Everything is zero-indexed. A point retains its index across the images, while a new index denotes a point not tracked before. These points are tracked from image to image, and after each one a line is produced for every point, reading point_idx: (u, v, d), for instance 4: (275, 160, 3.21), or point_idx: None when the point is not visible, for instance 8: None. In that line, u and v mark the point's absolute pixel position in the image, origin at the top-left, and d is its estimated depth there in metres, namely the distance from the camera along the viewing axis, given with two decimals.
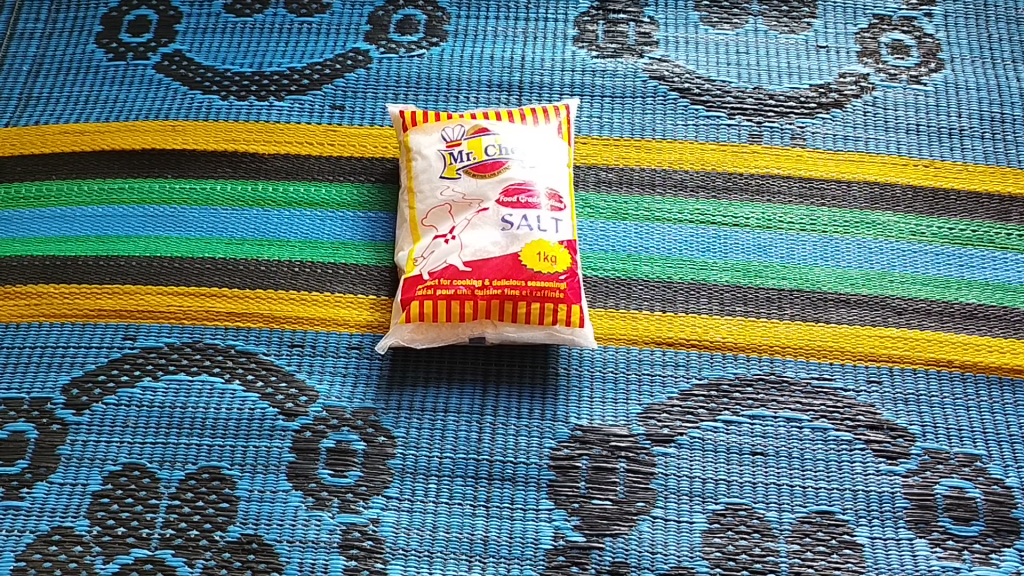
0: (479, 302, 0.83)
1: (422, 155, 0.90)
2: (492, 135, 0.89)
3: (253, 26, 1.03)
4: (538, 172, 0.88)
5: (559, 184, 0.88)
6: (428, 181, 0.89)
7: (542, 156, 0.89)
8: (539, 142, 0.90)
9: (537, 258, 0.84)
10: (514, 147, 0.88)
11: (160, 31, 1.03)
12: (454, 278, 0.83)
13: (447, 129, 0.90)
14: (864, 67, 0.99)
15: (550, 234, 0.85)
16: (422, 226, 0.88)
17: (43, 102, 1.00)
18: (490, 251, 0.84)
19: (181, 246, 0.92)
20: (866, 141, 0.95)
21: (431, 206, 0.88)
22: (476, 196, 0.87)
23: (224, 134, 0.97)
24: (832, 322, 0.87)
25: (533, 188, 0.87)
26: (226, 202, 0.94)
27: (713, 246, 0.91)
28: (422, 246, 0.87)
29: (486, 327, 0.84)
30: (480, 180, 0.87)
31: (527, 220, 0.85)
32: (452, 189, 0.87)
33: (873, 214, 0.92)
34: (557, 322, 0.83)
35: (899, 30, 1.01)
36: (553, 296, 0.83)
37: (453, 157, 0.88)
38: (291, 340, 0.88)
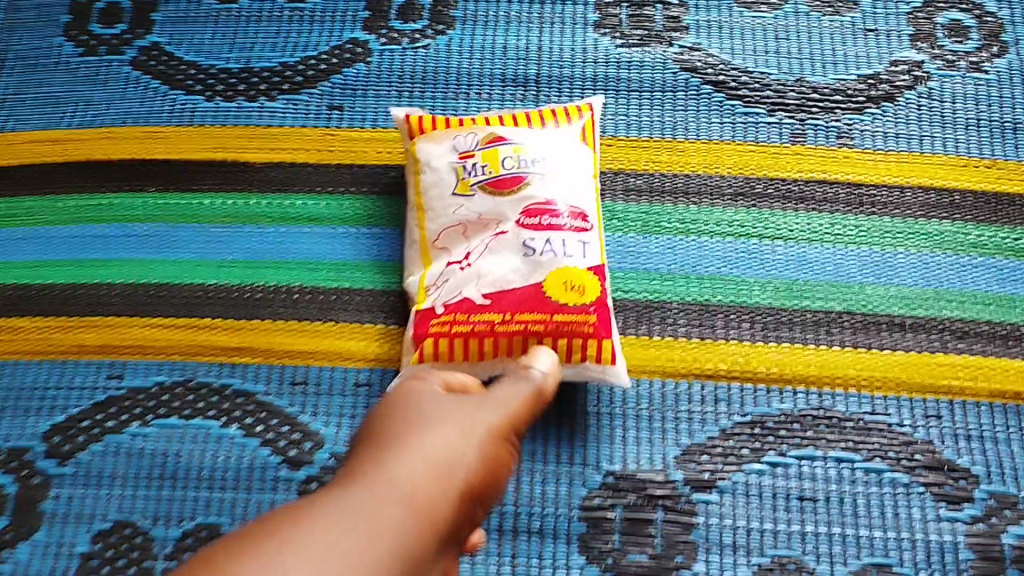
0: (500, 339, 0.75)
1: (432, 168, 0.81)
2: (510, 143, 0.79)
3: (239, 15, 0.93)
4: (563, 187, 0.78)
5: (586, 198, 0.79)
6: (439, 198, 0.80)
7: (565, 167, 0.79)
8: (562, 150, 0.80)
9: (563, 288, 0.75)
10: (535, 158, 0.79)
11: (135, 21, 0.93)
12: (472, 313, 0.75)
13: (459, 136, 0.81)
14: (917, 53, 0.89)
15: (577, 259, 0.76)
16: (434, 249, 0.79)
17: (8, 106, 0.90)
18: (512, 281, 0.76)
19: (167, 271, 0.84)
20: (921, 140, 0.85)
21: (444, 227, 0.79)
22: (493, 215, 0.78)
23: (210, 141, 0.87)
24: (885, 349, 0.79)
25: (558, 206, 0.77)
26: (214, 218, 0.85)
27: (754, 262, 0.83)
28: (434, 274, 0.78)
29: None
30: (497, 196, 0.78)
31: (552, 244, 0.76)
32: (467, 208, 0.78)
33: (927, 224, 0.83)
34: (587, 359, 0.75)
35: (957, 9, 0.90)
36: (582, 331, 0.75)
37: (466, 171, 0.79)
38: (293, 377, 0.80)
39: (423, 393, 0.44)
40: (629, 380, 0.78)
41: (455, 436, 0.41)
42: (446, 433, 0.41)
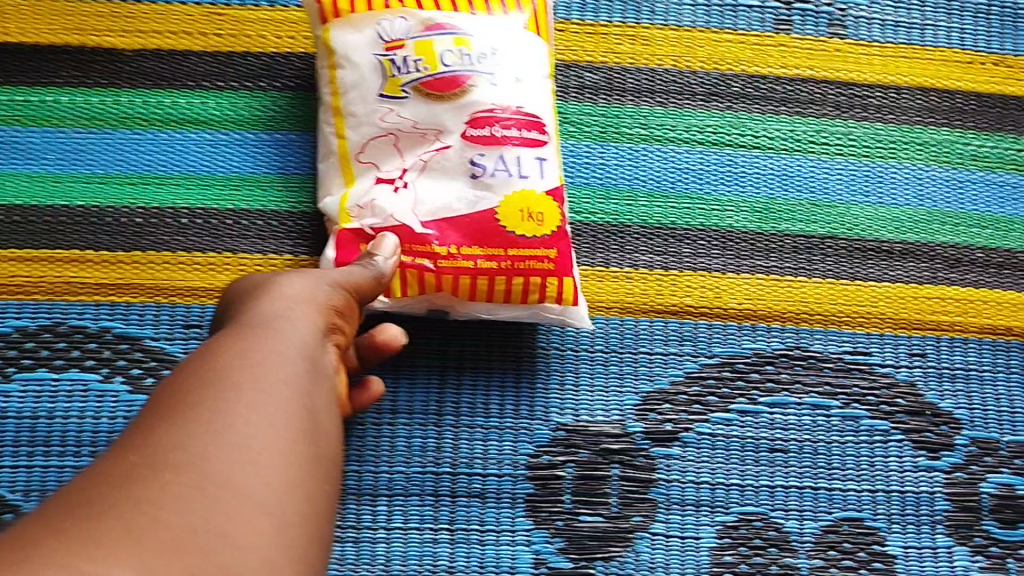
0: (444, 276, 0.63)
1: (352, 64, 0.65)
2: (452, 33, 0.63)
3: None
4: (517, 89, 0.64)
5: (543, 102, 0.66)
6: (363, 100, 0.65)
7: (519, 62, 0.65)
8: (515, 39, 0.65)
9: (521, 217, 0.63)
10: (481, 54, 0.64)
11: None
12: (410, 244, 0.63)
13: (386, 21, 0.64)
14: None
15: (536, 182, 0.64)
16: (359, 163, 0.65)
17: None
18: (458, 207, 0.64)
19: (20, 189, 0.68)
20: (923, 29, 0.74)
21: (370, 137, 0.65)
22: (433, 125, 0.64)
23: (60, 20, 0.70)
24: (871, 280, 0.70)
25: (512, 115, 0.64)
26: (74, 121, 0.69)
27: (728, 176, 0.71)
28: (359, 195, 0.64)
29: (456, 305, 0.65)
30: (436, 103, 0.64)
31: (505, 164, 0.63)
32: (399, 115, 0.64)
33: (923, 132, 0.72)
34: (547, 299, 0.65)
35: None
36: (540, 268, 0.64)
37: (396, 68, 0.64)
38: (186, 319, 0.67)
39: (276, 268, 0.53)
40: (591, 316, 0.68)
41: (271, 282, 0.50)
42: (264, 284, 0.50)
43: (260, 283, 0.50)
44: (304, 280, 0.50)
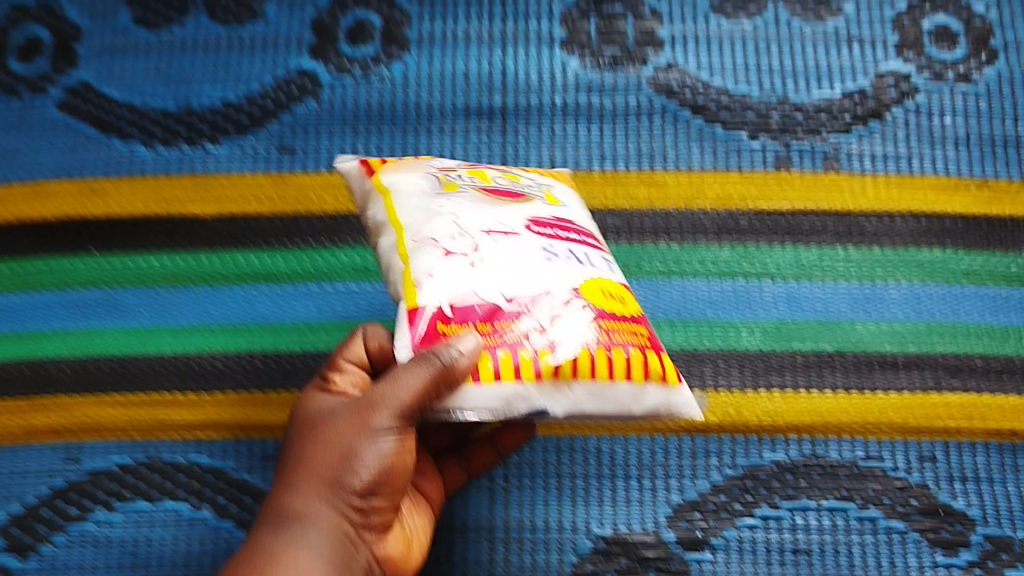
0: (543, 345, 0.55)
1: (405, 180, 0.62)
2: (493, 168, 0.66)
3: (174, 44, 0.86)
4: (564, 207, 0.64)
5: (588, 223, 0.65)
6: (413, 191, 0.61)
7: (558, 190, 0.66)
8: (550, 181, 0.68)
9: (612, 295, 0.60)
10: (525, 180, 0.66)
11: (58, 55, 0.85)
12: (496, 322, 0.56)
13: (430, 160, 0.67)
14: (903, 63, 0.85)
15: (606, 276, 0.61)
16: (419, 252, 0.58)
17: None
18: (546, 279, 0.57)
19: (119, 341, 0.78)
20: (910, 160, 0.82)
21: (432, 219, 0.59)
22: (493, 213, 0.60)
23: (153, 194, 0.81)
24: (879, 390, 0.77)
25: (568, 221, 0.63)
26: (164, 280, 0.80)
27: (740, 303, 0.79)
28: (425, 271, 0.57)
29: (565, 387, 0.55)
30: (496, 200, 0.62)
31: (576, 250, 0.60)
32: (455, 198, 0.61)
33: (918, 253, 0.80)
34: (651, 377, 0.58)
35: (943, 13, 0.86)
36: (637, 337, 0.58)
37: (450, 177, 0.63)
38: (263, 451, 0.76)
39: (307, 412, 0.61)
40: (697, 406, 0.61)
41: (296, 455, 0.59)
42: (293, 455, 0.60)
43: (296, 444, 0.60)
44: (319, 446, 0.58)
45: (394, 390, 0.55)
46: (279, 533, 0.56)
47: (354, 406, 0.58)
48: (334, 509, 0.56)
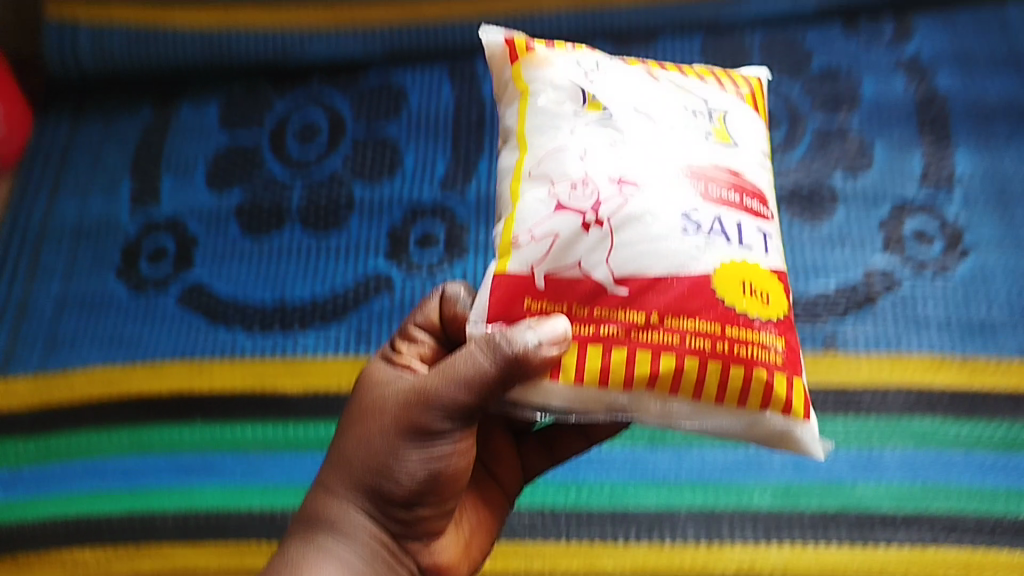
0: (640, 351, 0.53)
1: (550, 75, 0.59)
2: (666, 83, 0.60)
3: (274, 250, 1.04)
4: (733, 153, 0.58)
5: (760, 176, 0.59)
6: (558, 108, 0.57)
7: (732, 132, 0.59)
8: (731, 106, 0.61)
9: (749, 287, 0.54)
10: (693, 107, 0.59)
11: (180, 260, 1.04)
12: (601, 303, 0.53)
13: (591, 60, 0.60)
14: (889, 259, 0.98)
15: (759, 255, 0.55)
16: (530, 183, 0.56)
17: (69, 346, 1.00)
18: (672, 260, 0.53)
19: (216, 497, 0.91)
20: (898, 343, 0.94)
21: (559, 155, 0.56)
22: (640, 153, 0.55)
23: (250, 373, 0.97)
24: (881, 546, 0.85)
25: (731, 176, 0.57)
26: (256, 445, 0.94)
27: (751, 468, 0.89)
28: (534, 228, 0.55)
29: (660, 400, 0.53)
30: (643, 131, 0.56)
31: (724, 222, 0.55)
32: (594, 156, 0.55)
33: (910, 422, 0.91)
34: (770, 406, 0.54)
35: (922, 216, 1.00)
36: (766, 357, 0.54)
37: (600, 91, 0.57)
38: None
39: (342, 428, 0.58)
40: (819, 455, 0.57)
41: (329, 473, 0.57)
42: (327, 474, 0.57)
43: (331, 460, 0.58)
44: (350, 456, 0.56)
45: (438, 386, 0.54)
46: (306, 538, 0.56)
47: (387, 403, 0.56)
48: (365, 515, 0.56)
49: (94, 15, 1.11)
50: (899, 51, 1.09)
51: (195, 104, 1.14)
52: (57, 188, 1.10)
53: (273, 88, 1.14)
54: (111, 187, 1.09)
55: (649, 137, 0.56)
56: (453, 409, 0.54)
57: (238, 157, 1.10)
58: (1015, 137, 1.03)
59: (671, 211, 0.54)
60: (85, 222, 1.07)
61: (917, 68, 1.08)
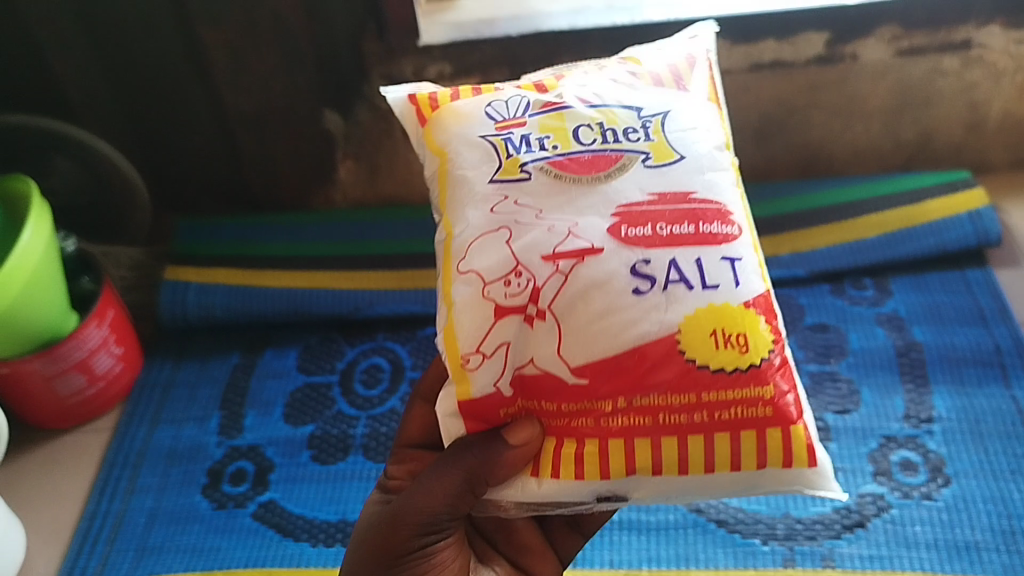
0: (620, 438, 0.72)
1: (462, 136, 0.77)
2: (610, 105, 0.77)
3: (337, 475, 1.18)
4: (674, 166, 0.75)
5: (711, 175, 0.76)
6: (475, 171, 0.75)
7: (673, 141, 0.76)
8: (669, 104, 0.78)
9: (721, 342, 0.71)
10: (632, 126, 0.76)
11: (256, 479, 1.19)
12: (567, 398, 0.72)
13: (489, 109, 0.78)
14: (879, 485, 1.10)
15: (727, 287, 0.72)
16: (460, 280, 0.73)
17: (156, 552, 1.14)
18: (624, 340, 0.70)
19: None
20: (891, 559, 1.04)
21: (477, 254, 0.72)
22: (565, 220, 0.72)
23: None
24: None
25: (676, 208, 0.73)
26: None
27: None
28: (482, 345, 0.71)
29: (650, 478, 0.73)
30: (569, 181, 0.74)
31: (680, 264, 0.71)
32: (518, 238, 0.72)
33: None
34: (766, 460, 0.73)
35: (906, 447, 1.13)
36: (750, 420, 0.72)
37: (509, 143, 0.76)
38: None
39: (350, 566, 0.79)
40: (833, 482, 0.76)
41: None
42: None
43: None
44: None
45: (416, 495, 0.76)
46: None
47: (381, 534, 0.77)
48: None
49: (204, 279, 1.37)
50: (879, 307, 1.29)
51: (278, 350, 1.34)
52: (157, 418, 1.28)
53: (345, 339, 1.34)
54: (202, 419, 1.27)
55: (579, 199, 0.73)
56: (430, 513, 0.75)
57: (311, 395, 1.28)
58: (985, 380, 1.19)
59: (621, 271, 0.71)
60: (179, 446, 1.25)
61: (895, 323, 1.26)
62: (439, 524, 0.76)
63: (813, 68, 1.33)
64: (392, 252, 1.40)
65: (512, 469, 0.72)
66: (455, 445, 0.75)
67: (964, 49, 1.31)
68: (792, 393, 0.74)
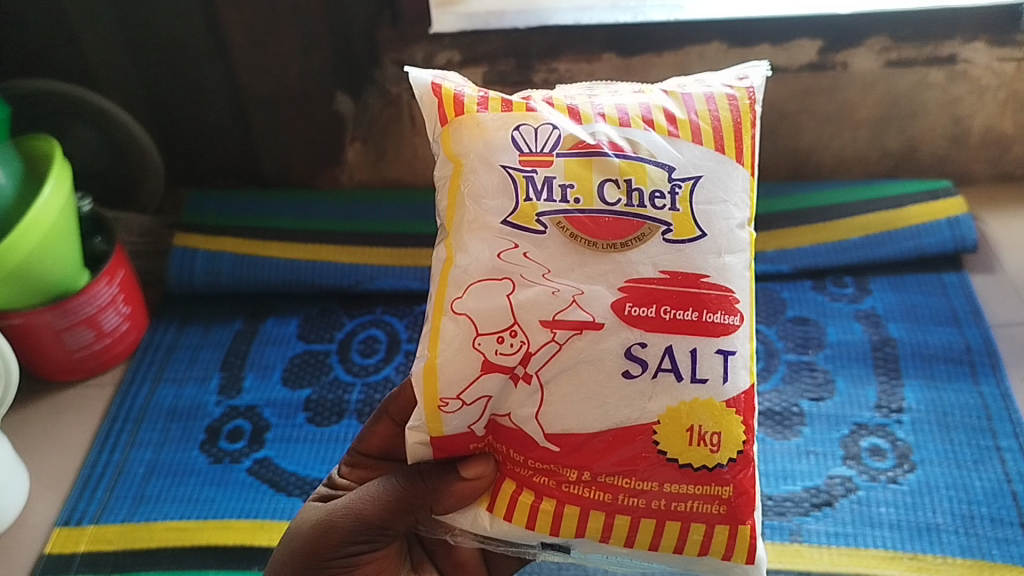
0: (575, 507, 0.75)
1: (481, 156, 0.73)
2: (643, 159, 0.73)
3: (330, 437, 1.23)
4: (693, 244, 0.73)
5: (728, 258, 0.74)
6: (489, 206, 0.73)
7: (697, 214, 0.73)
8: (703, 162, 0.74)
9: (695, 440, 0.73)
10: (661, 189, 0.73)
11: (253, 438, 1.24)
12: (544, 459, 0.74)
13: (516, 133, 0.73)
14: (848, 468, 1.15)
15: (716, 383, 0.73)
16: (451, 318, 0.72)
17: (153, 500, 1.18)
18: (611, 418, 0.73)
19: None
20: (855, 537, 1.08)
21: (473, 298, 0.72)
22: (571, 284, 0.72)
23: None
24: None
25: (684, 290, 0.72)
26: None
27: None
28: (464, 393, 0.72)
29: (598, 545, 0.77)
30: (585, 244, 0.72)
31: (675, 353, 0.72)
32: (519, 292, 0.71)
33: None
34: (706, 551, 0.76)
35: (876, 434, 1.18)
36: (702, 513, 0.75)
37: (530, 184, 0.73)
38: None
39: (284, 540, 0.84)
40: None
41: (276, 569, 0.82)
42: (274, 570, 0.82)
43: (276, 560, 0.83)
44: (293, 555, 0.81)
45: (356, 504, 0.81)
46: None
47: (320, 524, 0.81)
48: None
49: (211, 247, 1.42)
50: (858, 304, 1.34)
51: (279, 319, 1.39)
52: (159, 377, 1.33)
53: (344, 310, 1.39)
54: (203, 379, 1.32)
55: (590, 263, 0.72)
56: (368, 523, 0.80)
57: (309, 361, 1.33)
58: (955, 376, 1.24)
59: (615, 352, 0.72)
60: (180, 404, 1.29)
61: (872, 319, 1.32)
62: (368, 535, 0.81)
63: (805, 75, 1.39)
64: (393, 231, 1.45)
65: (458, 500, 0.77)
66: (413, 470, 0.79)
67: (951, 64, 1.38)
68: (751, 493, 0.75)
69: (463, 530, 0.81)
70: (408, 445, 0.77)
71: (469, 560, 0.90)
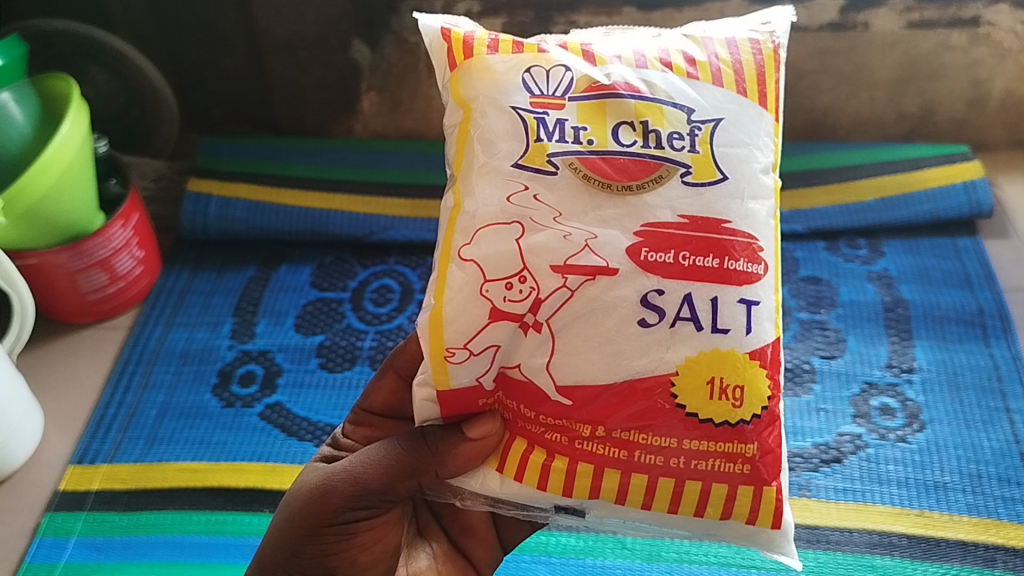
0: (589, 464, 0.70)
1: (492, 96, 0.68)
2: (660, 101, 0.68)
3: (343, 382, 1.23)
4: (715, 187, 0.68)
5: (751, 204, 0.69)
6: (498, 148, 0.67)
7: (718, 157, 0.68)
8: (722, 107, 0.69)
9: (715, 393, 0.68)
10: (679, 131, 0.68)
11: (266, 382, 1.25)
12: (553, 413, 0.69)
13: (527, 75, 0.68)
14: (858, 426, 1.16)
15: (738, 333, 0.68)
16: (457, 264, 0.67)
17: (165, 442, 1.19)
18: (624, 370, 0.67)
19: None
20: (864, 493, 1.09)
21: (483, 243, 0.66)
22: (584, 227, 0.66)
23: None
24: None
25: (705, 235, 0.67)
26: None
27: None
28: (471, 343, 0.67)
29: (615, 507, 0.72)
30: (599, 185, 0.67)
31: (695, 301, 0.67)
32: (529, 236, 0.66)
33: (872, 558, 1.04)
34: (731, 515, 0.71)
35: (886, 394, 1.19)
36: (725, 474, 0.70)
37: (541, 126, 0.67)
38: None
39: (290, 497, 0.79)
40: (792, 546, 0.74)
41: (279, 530, 0.77)
42: (277, 531, 0.78)
43: (280, 520, 0.78)
44: (293, 520, 0.76)
45: (357, 467, 0.75)
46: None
47: (320, 488, 0.76)
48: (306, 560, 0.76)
49: (225, 193, 1.42)
50: (871, 266, 1.34)
51: (292, 266, 1.39)
52: (172, 320, 1.33)
53: (357, 260, 1.39)
54: (215, 323, 1.32)
55: (605, 207, 0.67)
56: (367, 487, 0.74)
57: (322, 309, 1.33)
58: (966, 338, 1.24)
59: (632, 299, 0.66)
60: (192, 347, 1.30)
61: (885, 281, 1.32)
62: (368, 501, 0.75)
63: (825, 35, 1.38)
64: (408, 182, 1.45)
65: (466, 462, 0.72)
66: (412, 434, 0.74)
67: (973, 26, 1.37)
68: (776, 452, 0.71)
69: (472, 493, 0.76)
70: (415, 401, 0.72)
71: (478, 524, 0.87)
